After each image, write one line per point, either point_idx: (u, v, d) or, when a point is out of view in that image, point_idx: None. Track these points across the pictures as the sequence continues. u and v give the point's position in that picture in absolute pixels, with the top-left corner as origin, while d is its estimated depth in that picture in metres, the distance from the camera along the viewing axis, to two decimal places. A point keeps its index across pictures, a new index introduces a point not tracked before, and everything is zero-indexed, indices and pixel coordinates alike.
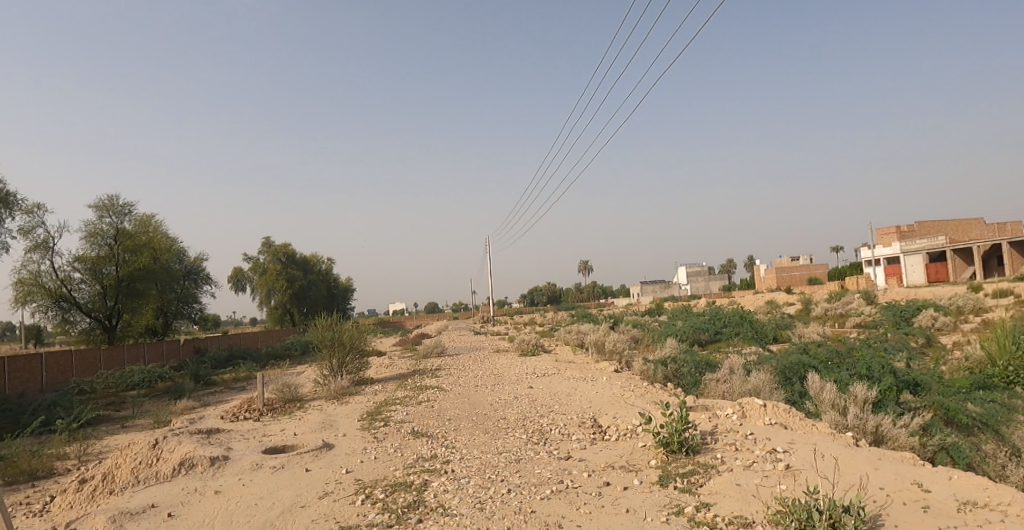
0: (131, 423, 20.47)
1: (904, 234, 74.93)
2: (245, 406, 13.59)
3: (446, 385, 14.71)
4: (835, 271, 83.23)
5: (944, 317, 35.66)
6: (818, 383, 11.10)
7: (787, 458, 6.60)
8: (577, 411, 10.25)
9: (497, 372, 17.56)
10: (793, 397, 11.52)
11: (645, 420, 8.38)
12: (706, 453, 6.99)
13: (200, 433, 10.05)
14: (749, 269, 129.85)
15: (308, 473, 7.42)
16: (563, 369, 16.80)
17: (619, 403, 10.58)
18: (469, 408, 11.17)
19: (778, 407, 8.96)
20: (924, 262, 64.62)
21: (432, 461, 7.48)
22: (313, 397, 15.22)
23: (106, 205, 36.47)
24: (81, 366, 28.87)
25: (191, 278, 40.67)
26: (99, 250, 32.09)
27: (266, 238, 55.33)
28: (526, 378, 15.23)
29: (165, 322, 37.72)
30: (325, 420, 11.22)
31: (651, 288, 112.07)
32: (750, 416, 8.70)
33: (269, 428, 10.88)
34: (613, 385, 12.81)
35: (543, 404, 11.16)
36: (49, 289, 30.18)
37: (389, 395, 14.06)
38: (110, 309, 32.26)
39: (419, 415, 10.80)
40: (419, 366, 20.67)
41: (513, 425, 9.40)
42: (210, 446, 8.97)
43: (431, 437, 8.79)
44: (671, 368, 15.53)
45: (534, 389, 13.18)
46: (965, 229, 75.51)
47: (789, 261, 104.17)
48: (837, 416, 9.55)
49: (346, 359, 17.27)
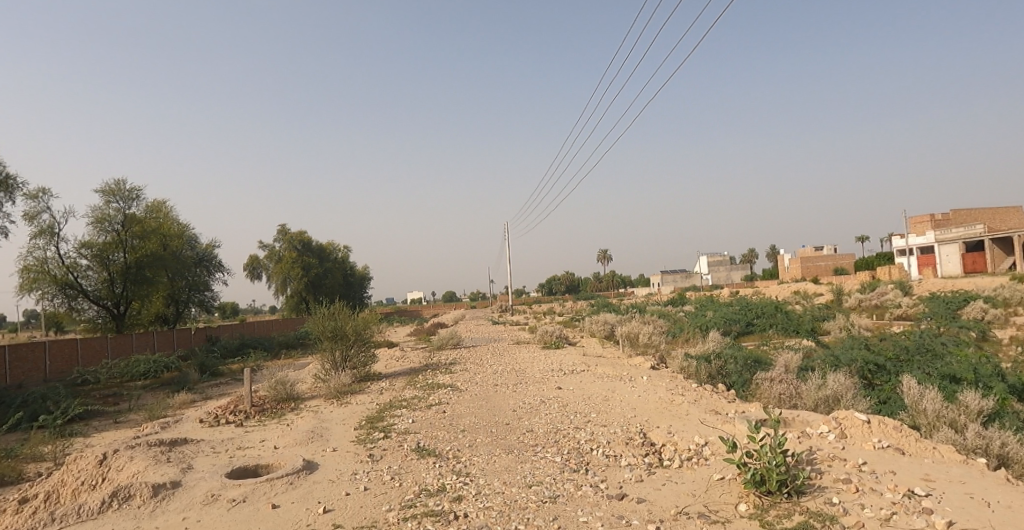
0: (124, 420, 18.97)
1: (939, 224, 71.38)
2: (231, 407, 11.84)
3: (460, 384, 12.84)
4: (863, 261, 80.02)
5: (996, 310, 33.03)
6: (916, 389, 9.00)
7: (940, 509, 4.72)
8: (620, 422, 8.31)
9: (519, 367, 15.68)
10: (881, 406, 9.41)
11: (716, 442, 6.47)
12: (816, 495, 5.06)
13: (161, 445, 8.28)
14: (772, 258, 126.45)
15: (275, 511, 5.61)
16: (592, 366, 14.86)
17: (671, 414, 8.62)
18: (488, 415, 9.33)
19: (885, 423, 6.93)
20: (961, 252, 61.46)
21: (440, 497, 5.63)
22: (312, 395, 13.44)
23: (113, 190, 35.17)
24: (87, 354, 27.67)
25: (203, 265, 39.00)
26: (106, 236, 30.76)
27: (280, 225, 53.93)
28: (552, 376, 13.36)
29: (177, 311, 36.45)
30: (315, 428, 9.43)
31: (670, 278, 109.53)
32: (851, 436, 6.69)
33: (249, 437, 9.10)
34: (656, 388, 10.79)
35: (577, 411, 9.24)
36: (55, 276, 28.89)
37: (395, 395, 12.26)
38: (118, 296, 31.02)
39: (426, 423, 8.95)
40: (431, 360, 18.86)
41: (542, 442, 7.51)
42: (164, 467, 7.20)
43: (440, 457, 6.96)
44: (715, 366, 13.58)
45: (564, 391, 11.29)
46: (1003, 218, 71.91)
47: (813, 250, 100.63)
48: (952, 434, 7.46)
49: (350, 353, 15.56)
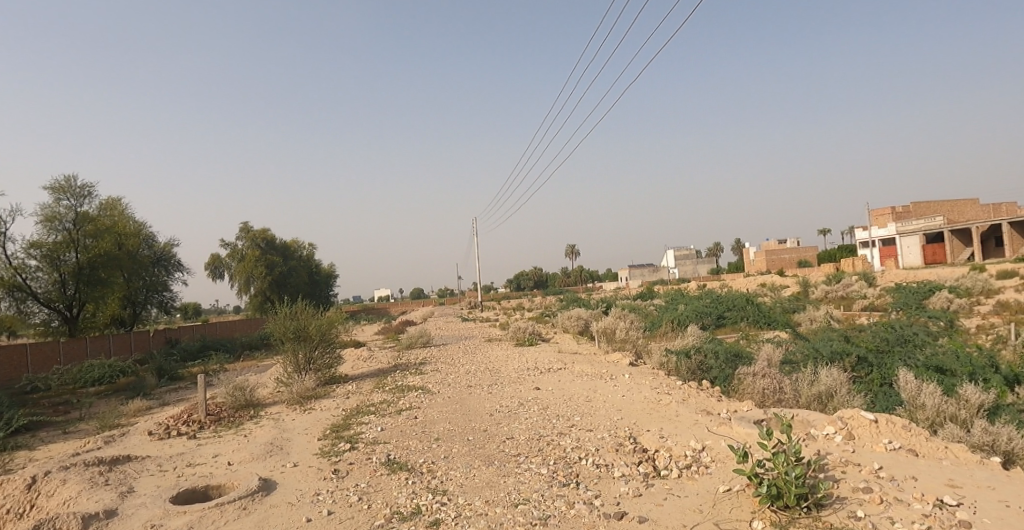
0: (73, 430, 17.70)
1: (900, 216, 73.04)
2: (183, 416, 10.90)
3: (432, 386, 12.13)
4: (826, 253, 81.63)
5: (959, 299, 33.68)
6: (913, 384, 8.66)
7: (979, 522, 4.25)
8: (607, 426, 7.72)
9: (493, 367, 15.02)
10: (875, 403, 9.03)
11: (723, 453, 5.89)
12: (837, 509, 4.57)
13: (98, 463, 7.36)
14: (738, 252, 128.51)
15: None
16: (569, 363, 14.30)
17: (660, 415, 8.07)
18: (463, 421, 8.64)
19: (892, 422, 6.50)
20: (921, 243, 62.88)
21: (415, 521, 4.95)
22: (274, 401, 12.55)
23: (63, 187, 33.28)
24: (37, 360, 26.08)
25: (161, 264, 37.27)
26: (56, 235, 29.01)
27: (243, 223, 52.14)
28: (529, 376, 12.74)
29: (134, 313, 34.74)
30: (275, 439, 8.61)
31: (639, 272, 110.18)
32: (859, 437, 6.24)
33: (202, 452, 8.24)
34: (641, 387, 10.22)
35: (559, 415, 8.63)
36: (1, 279, 27.15)
37: (363, 399, 11.48)
38: (70, 298, 29.34)
39: (396, 432, 8.24)
40: (400, 360, 18.06)
41: (526, 451, 6.86)
42: (99, 491, 6.33)
43: (414, 472, 6.26)
44: (696, 361, 13.10)
45: (543, 392, 10.68)
46: (961, 211, 73.96)
47: (778, 243, 102.36)
48: (959, 431, 7.08)
49: (314, 355, 14.68)
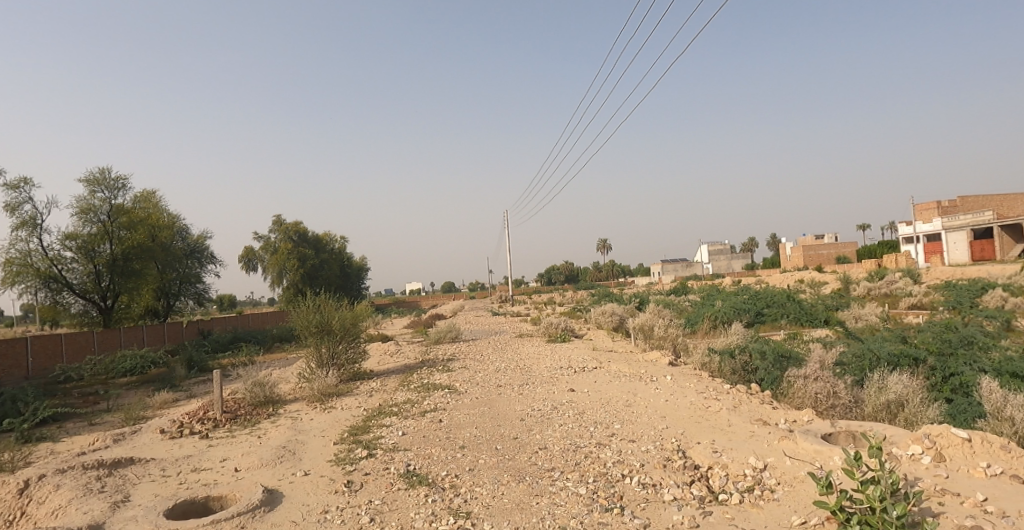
0: (101, 422, 17.51)
1: (946, 210, 69.83)
2: (198, 413, 10.41)
3: (459, 385, 11.46)
4: (866, 249, 78.75)
5: (1016, 298, 31.63)
6: (1000, 395, 7.65)
7: None
8: (651, 437, 6.91)
9: (524, 365, 14.27)
10: (950, 414, 8.11)
11: (791, 480, 5.05)
12: None
13: (98, 467, 6.82)
14: (773, 247, 125.14)
15: None
16: (605, 362, 13.47)
17: (710, 425, 7.23)
18: (491, 427, 7.92)
19: (990, 441, 5.54)
20: (969, 239, 59.89)
21: None
22: (295, 399, 12.01)
23: (98, 180, 33.61)
24: (72, 350, 26.28)
25: (194, 256, 37.46)
26: (91, 227, 29.22)
27: (276, 216, 52.39)
28: (563, 376, 11.96)
29: (167, 304, 34.96)
30: (288, 442, 8.01)
31: (671, 268, 108.09)
32: (951, 459, 5.32)
33: (212, 455, 7.69)
34: (685, 391, 9.37)
35: (597, 422, 7.83)
36: (38, 270, 27.46)
37: (386, 398, 10.88)
38: (105, 289, 29.53)
39: (418, 437, 7.56)
40: (427, 356, 17.42)
41: (561, 464, 6.10)
42: (90, 500, 5.78)
43: (435, 488, 5.55)
44: (741, 361, 12.15)
45: (579, 394, 9.88)
46: (1011, 206, 70.39)
47: (816, 239, 99.26)
48: None
49: (338, 351, 14.12)
